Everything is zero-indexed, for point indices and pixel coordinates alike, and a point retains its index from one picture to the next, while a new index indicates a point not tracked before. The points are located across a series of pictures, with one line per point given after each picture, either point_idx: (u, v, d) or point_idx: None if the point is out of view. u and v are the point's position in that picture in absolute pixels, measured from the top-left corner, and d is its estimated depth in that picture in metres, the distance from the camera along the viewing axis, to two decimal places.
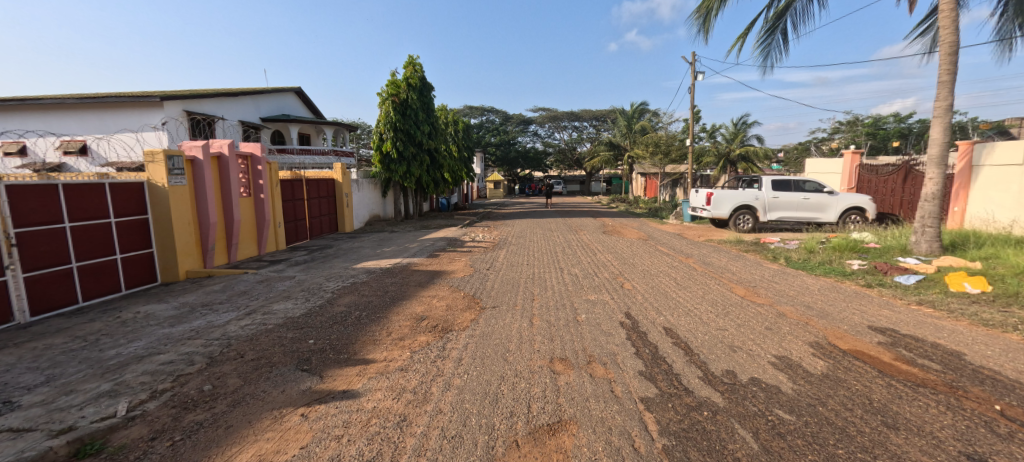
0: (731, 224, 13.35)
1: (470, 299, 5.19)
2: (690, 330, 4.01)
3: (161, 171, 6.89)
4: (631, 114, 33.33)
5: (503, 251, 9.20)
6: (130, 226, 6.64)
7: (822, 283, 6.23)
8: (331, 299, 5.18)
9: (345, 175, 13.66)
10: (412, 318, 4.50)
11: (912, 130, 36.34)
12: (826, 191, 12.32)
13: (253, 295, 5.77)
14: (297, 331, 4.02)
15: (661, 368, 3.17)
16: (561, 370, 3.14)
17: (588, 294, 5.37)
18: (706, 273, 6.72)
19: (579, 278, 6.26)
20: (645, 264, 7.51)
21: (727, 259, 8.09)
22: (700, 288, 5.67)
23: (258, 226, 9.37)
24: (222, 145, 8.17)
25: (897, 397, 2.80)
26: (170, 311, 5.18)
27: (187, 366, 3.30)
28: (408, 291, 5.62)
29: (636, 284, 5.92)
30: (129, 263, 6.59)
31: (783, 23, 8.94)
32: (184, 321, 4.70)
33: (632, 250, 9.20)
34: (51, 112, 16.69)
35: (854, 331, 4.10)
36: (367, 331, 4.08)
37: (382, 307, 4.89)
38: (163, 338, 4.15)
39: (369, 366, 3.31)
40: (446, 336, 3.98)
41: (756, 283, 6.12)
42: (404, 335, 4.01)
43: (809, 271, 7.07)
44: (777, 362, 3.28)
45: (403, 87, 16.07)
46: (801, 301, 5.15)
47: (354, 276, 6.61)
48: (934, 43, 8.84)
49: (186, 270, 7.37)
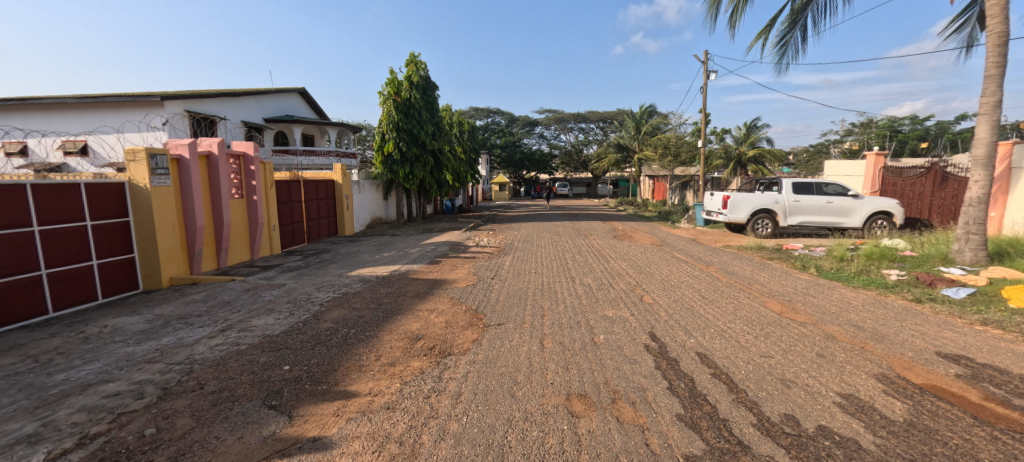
0: (749, 228, 12.67)
1: (472, 315, 4.62)
2: (728, 357, 3.41)
3: (143, 171, 6.43)
4: (639, 115, 32.68)
5: (509, 257, 8.66)
6: (109, 230, 6.18)
7: (863, 297, 5.60)
8: (318, 313, 4.64)
9: (345, 176, 13.19)
10: (406, 338, 3.95)
11: (929, 132, 35.49)
12: (851, 195, 11.63)
13: (235, 306, 5.25)
14: (272, 354, 3.48)
15: (703, 410, 2.57)
16: (580, 412, 2.57)
17: (605, 309, 4.78)
18: (733, 285, 6.08)
19: (593, 290, 5.70)
20: (663, 272, 6.92)
21: (751, 268, 7.47)
22: (730, 303, 5.06)
23: (251, 229, 8.91)
24: (211, 143, 7.70)
25: (1014, 457, 2.17)
26: (141, 325, 4.69)
27: (134, 401, 2.77)
28: (403, 304, 5.08)
29: (658, 297, 5.32)
30: (107, 270, 6.12)
31: (804, 19, 8.21)
32: (152, 339, 4.20)
33: (646, 257, 8.59)
34: (54, 111, 16.51)
35: (923, 360, 3.47)
36: (354, 354, 3.55)
37: (373, 324, 4.34)
38: (122, 359, 3.64)
39: (350, 402, 2.76)
40: (444, 361, 3.43)
41: (790, 296, 5.50)
42: (394, 360, 3.45)
43: (844, 282, 6.43)
44: (845, 403, 2.69)
45: (405, 86, 15.64)
46: (848, 320, 4.51)
47: (348, 285, 6.09)
48: (973, 39, 8.10)
49: (170, 276, 6.88)
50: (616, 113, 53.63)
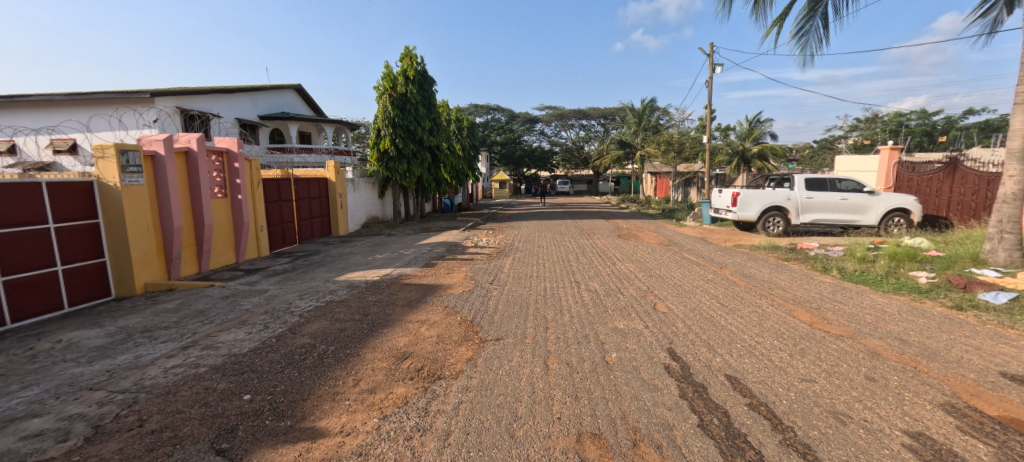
0: (759, 226, 12.15)
1: (467, 327, 4.15)
2: (763, 381, 2.92)
3: (113, 168, 5.93)
4: (641, 111, 32.16)
5: (509, 258, 8.18)
6: (75, 233, 5.69)
7: (896, 303, 5.11)
8: (296, 326, 4.16)
9: (338, 173, 12.68)
10: (391, 357, 3.47)
11: (936, 127, 35.03)
12: (866, 191, 11.11)
13: (209, 317, 4.78)
14: (233, 380, 2.99)
15: (746, 458, 2.06)
16: (594, 459, 2.08)
17: (615, 320, 4.29)
18: (752, 290, 5.59)
19: (600, 297, 5.21)
20: (675, 276, 6.42)
21: (769, 270, 6.97)
22: (755, 313, 4.55)
23: (236, 230, 8.43)
24: (190, 139, 7.23)
25: None
26: (101, 340, 4.21)
27: (54, 445, 2.29)
28: (392, 315, 4.58)
29: (673, 306, 4.82)
30: (74, 276, 5.64)
31: (824, 6, 7.59)
32: (107, 358, 3.72)
33: (654, 258, 8.08)
34: (41, 110, 16.04)
35: (990, 384, 2.97)
36: (329, 378, 3.06)
37: (356, 339, 3.86)
38: (62, 385, 3.15)
39: (314, 446, 2.26)
40: (433, 387, 2.93)
41: (818, 304, 4.99)
42: (376, 386, 2.97)
43: (873, 286, 5.92)
44: (917, 446, 2.20)
45: (401, 81, 15.16)
46: (889, 333, 4.03)
47: (333, 292, 5.60)
48: (1000, 24, 7.51)
49: (145, 282, 6.40)
50: (617, 109, 52.98)
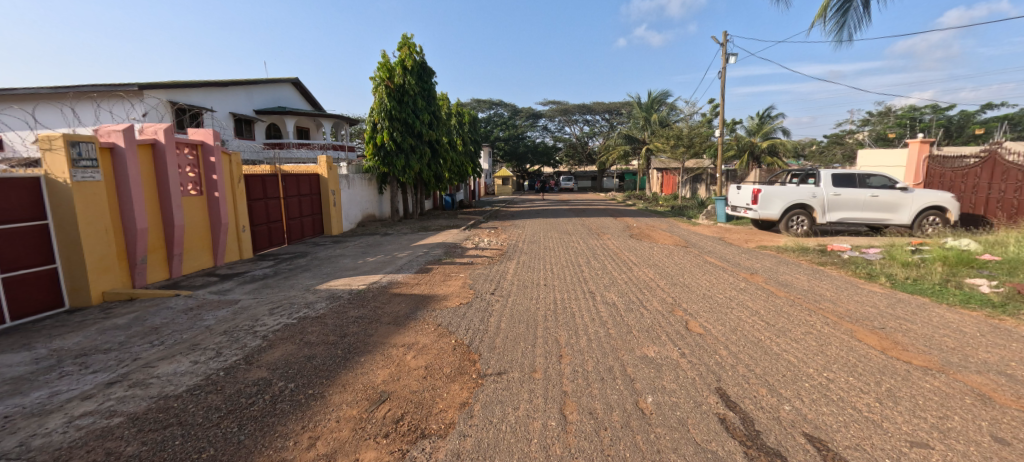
0: (781, 226, 11.32)
1: (462, 355, 3.42)
2: (860, 447, 2.13)
3: (61, 162, 5.18)
4: (648, 104, 31.19)
5: (513, 262, 7.44)
6: (20, 235, 4.97)
7: (970, 321, 4.31)
8: (256, 353, 3.44)
9: (331, 169, 11.98)
10: (366, 401, 2.71)
11: (953, 121, 33.91)
12: (899, 187, 10.24)
13: (159, 337, 4.05)
14: (147, 440, 2.24)
15: None
16: None
17: (643, 346, 3.52)
18: (797, 304, 4.79)
19: (619, 312, 4.46)
20: (702, 284, 5.67)
21: (805, 277, 6.19)
22: (811, 335, 3.76)
23: (213, 231, 7.73)
24: (157, 129, 6.53)
25: None
26: (22, 368, 3.49)
27: None
28: (374, 336, 3.84)
29: (708, 325, 4.03)
30: (18, 284, 4.92)
31: None
32: (11, 396, 2.98)
33: (673, 262, 7.27)
34: (25, 103, 15.39)
35: None
36: (276, 436, 2.30)
37: (325, 371, 3.11)
38: None
39: None
40: (412, 453, 2.16)
41: (881, 323, 4.18)
42: (337, 449, 2.20)
43: (935, 298, 5.11)
44: None
45: (398, 71, 14.35)
46: (986, 365, 3.23)
47: (310, 305, 4.85)
48: None
49: (103, 291, 5.68)
50: (622, 104, 51.94)
